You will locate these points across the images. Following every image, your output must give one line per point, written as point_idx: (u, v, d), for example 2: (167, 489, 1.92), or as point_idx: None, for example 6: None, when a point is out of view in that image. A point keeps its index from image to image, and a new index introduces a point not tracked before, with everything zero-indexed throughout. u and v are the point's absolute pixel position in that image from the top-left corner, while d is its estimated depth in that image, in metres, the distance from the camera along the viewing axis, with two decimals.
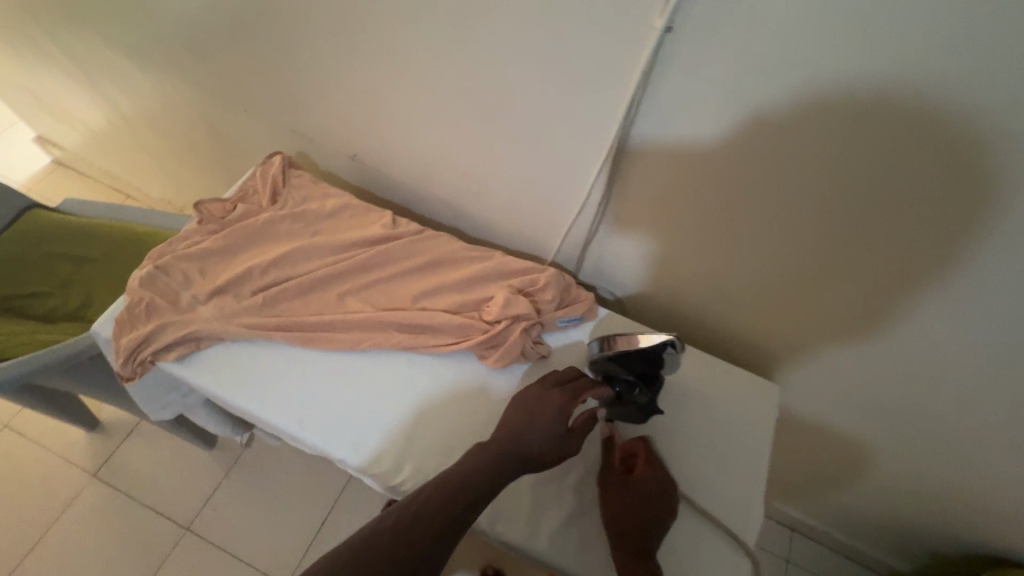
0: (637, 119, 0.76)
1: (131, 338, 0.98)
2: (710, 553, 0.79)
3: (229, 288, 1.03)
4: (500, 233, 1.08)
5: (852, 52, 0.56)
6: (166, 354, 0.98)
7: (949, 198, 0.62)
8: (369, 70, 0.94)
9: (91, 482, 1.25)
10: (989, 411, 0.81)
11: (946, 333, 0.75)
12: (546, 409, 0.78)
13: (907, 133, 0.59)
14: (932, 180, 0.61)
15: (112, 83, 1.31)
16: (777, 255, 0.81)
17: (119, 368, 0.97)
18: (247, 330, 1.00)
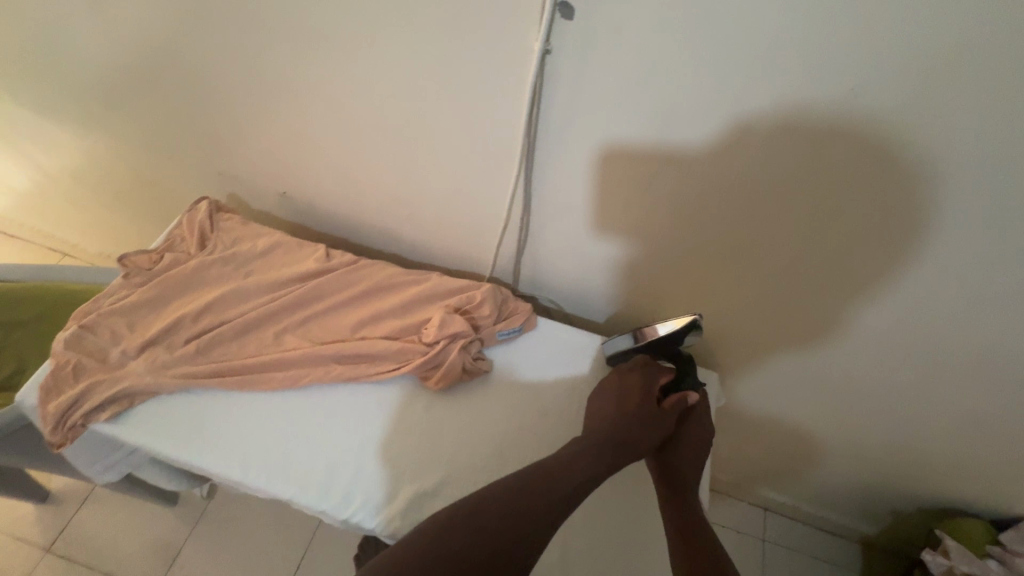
0: (543, 117, 0.72)
1: (60, 401, 0.72)
2: None
3: (81, 340, 0.76)
4: (432, 256, 1.03)
5: (731, 48, 0.57)
6: (98, 416, 0.72)
7: (856, 186, 0.64)
8: (257, 105, 0.89)
9: (47, 556, 1.35)
10: (925, 372, 0.84)
11: (900, 307, 0.76)
12: (635, 395, 0.72)
13: (798, 123, 0.61)
14: (835, 175, 0.64)
15: (22, 140, 1.25)
16: (708, 258, 0.82)
17: (46, 436, 0.71)
18: (96, 398, 0.72)
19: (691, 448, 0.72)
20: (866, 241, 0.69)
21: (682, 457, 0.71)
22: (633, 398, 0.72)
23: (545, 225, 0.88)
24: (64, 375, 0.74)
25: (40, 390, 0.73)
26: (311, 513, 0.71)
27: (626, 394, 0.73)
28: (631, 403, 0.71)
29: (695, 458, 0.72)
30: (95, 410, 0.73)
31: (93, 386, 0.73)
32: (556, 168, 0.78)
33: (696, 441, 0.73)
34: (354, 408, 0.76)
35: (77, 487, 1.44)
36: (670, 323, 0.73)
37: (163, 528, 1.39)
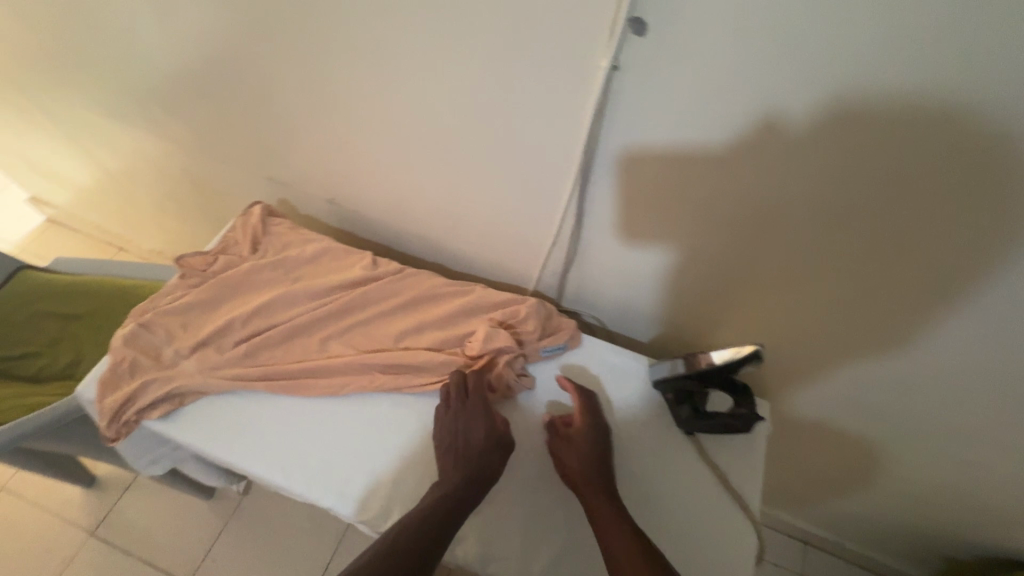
0: (603, 134, 0.71)
1: (116, 397, 0.75)
2: None
3: (138, 338, 0.78)
4: (476, 266, 1.03)
5: (814, 66, 0.54)
6: (152, 413, 0.75)
7: (940, 214, 0.60)
8: (313, 113, 0.91)
9: (90, 540, 1.40)
10: (999, 413, 0.78)
11: (978, 341, 0.70)
12: (477, 421, 0.71)
13: (881, 147, 0.58)
14: (915, 201, 0.60)
15: (90, 140, 1.31)
16: (765, 282, 0.79)
17: (101, 430, 0.74)
18: (149, 395, 0.74)
19: (581, 449, 0.70)
20: (945, 274, 0.65)
21: (575, 463, 0.69)
22: (478, 426, 0.71)
23: (593, 240, 0.86)
24: (120, 371, 0.76)
25: (98, 384, 0.76)
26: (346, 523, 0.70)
27: (467, 423, 0.71)
28: (475, 429, 0.71)
29: (591, 455, 0.70)
30: (148, 406, 0.75)
31: (147, 383, 0.75)
32: (610, 184, 0.77)
33: (582, 440, 0.71)
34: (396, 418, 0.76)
35: (120, 474, 1.49)
36: (725, 352, 0.67)
37: (198, 520, 1.43)
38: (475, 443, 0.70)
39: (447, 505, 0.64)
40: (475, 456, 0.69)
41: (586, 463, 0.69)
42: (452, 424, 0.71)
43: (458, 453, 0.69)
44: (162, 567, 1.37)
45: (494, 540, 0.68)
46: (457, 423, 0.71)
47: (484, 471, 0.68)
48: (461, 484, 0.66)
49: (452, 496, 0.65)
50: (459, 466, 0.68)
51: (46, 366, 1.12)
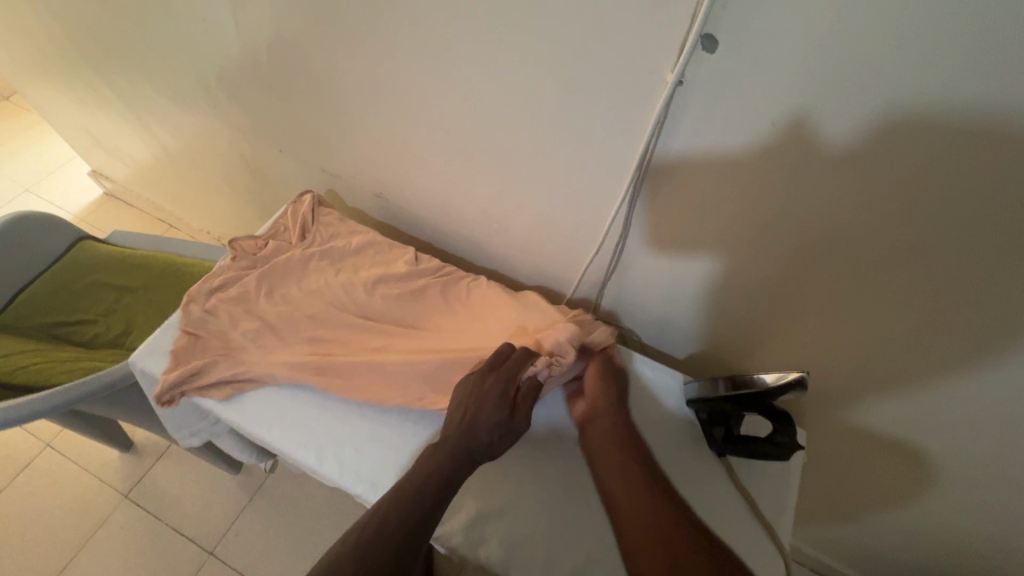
0: (660, 147, 0.71)
1: (181, 370, 0.77)
2: None
3: (204, 322, 0.82)
4: (516, 271, 1.04)
5: (883, 93, 0.53)
6: (209, 388, 0.77)
7: (1010, 255, 0.57)
8: (368, 109, 0.94)
9: (123, 502, 1.46)
10: None
11: None
12: (490, 397, 0.70)
13: (957, 182, 0.55)
14: (985, 240, 0.58)
15: (155, 123, 1.38)
16: (814, 309, 0.77)
17: (159, 396, 0.76)
18: (218, 372, 0.78)
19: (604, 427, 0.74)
20: (1010, 320, 0.62)
21: (599, 440, 0.73)
22: (488, 405, 0.69)
23: (634, 254, 0.86)
24: (192, 348, 0.79)
25: (168, 358, 0.79)
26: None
27: (479, 398, 0.70)
28: (483, 412, 0.69)
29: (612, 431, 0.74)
30: (214, 385, 0.78)
31: (214, 362, 0.79)
32: (662, 198, 0.77)
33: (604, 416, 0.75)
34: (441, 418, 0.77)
35: (155, 442, 1.56)
36: (769, 375, 0.66)
37: (224, 493, 1.48)
38: (481, 418, 0.69)
39: (442, 478, 0.64)
40: (476, 433, 0.67)
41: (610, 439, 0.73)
42: (461, 401, 0.70)
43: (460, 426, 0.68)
44: (187, 535, 1.42)
45: (517, 544, 0.68)
46: (472, 397, 0.71)
47: (482, 445, 0.67)
48: (456, 459, 0.66)
49: (444, 473, 0.64)
50: (456, 438, 0.67)
51: (99, 334, 1.17)
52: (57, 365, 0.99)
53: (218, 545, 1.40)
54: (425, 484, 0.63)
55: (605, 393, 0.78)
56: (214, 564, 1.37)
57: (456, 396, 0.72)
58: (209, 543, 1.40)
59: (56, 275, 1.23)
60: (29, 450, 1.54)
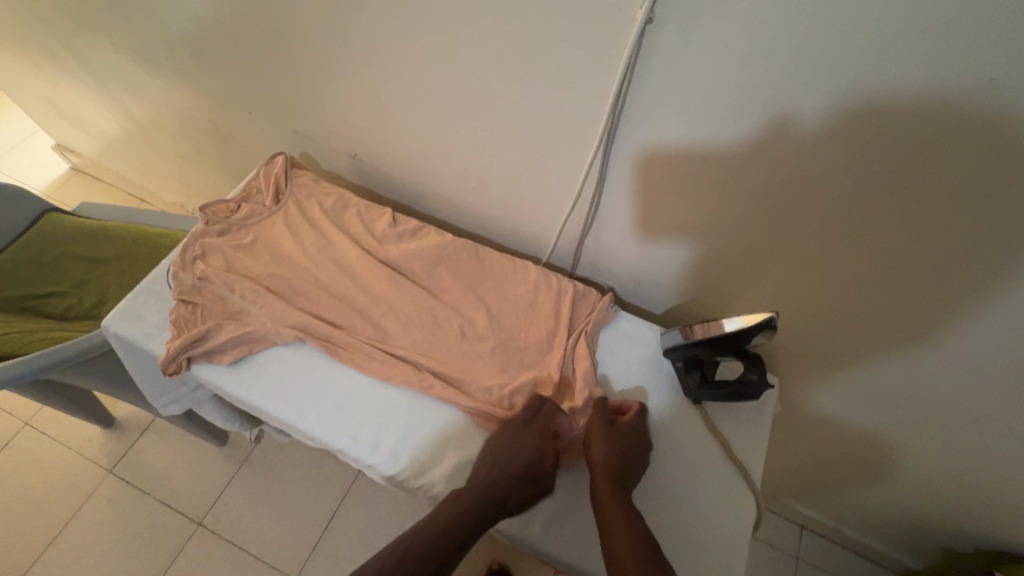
0: (633, 91, 0.69)
1: (185, 336, 0.75)
2: (724, 554, 0.69)
3: (199, 289, 0.80)
4: (496, 232, 1.04)
5: (848, 28, 0.52)
6: (204, 351, 0.76)
7: (971, 192, 0.58)
8: (337, 65, 0.91)
9: (108, 476, 1.46)
10: (997, 403, 0.78)
11: (990, 328, 0.69)
12: (525, 449, 0.68)
13: (926, 115, 0.54)
14: (947, 179, 0.58)
15: (118, 88, 1.33)
16: (788, 257, 0.77)
17: (167, 364, 0.74)
18: (223, 335, 0.76)
19: (616, 498, 0.63)
20: (977, 259, 0.62)
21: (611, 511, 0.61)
22: (523, 454, 0.67)
23: (610, 209, 0.86)
24: (191, 315, 0.77)
25: (170, 325, 0.76)
26: (395, 482, 0.71)
27: (513, 449, 0.68)
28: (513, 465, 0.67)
29: (615, 496, 0.63)
30: (221, 347, 0.76)
31: (219, 326, 0.77)
32: (635, 148, 0.76)
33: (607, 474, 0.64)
34: (448, 373, 0.77)
35: (138, 418, 1.54)
36: (735, 319, 0.66)
37: (211, 465, 1.48)
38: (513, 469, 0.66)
39: (460, 529, 0.62)
40: (507, 483, 0.65)
41: (614, 511, 0.61)
42: (493, 450, 0.68)
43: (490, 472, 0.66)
44: (175, 508, 1.42)
45: None
46: (504, 447, 0.68)
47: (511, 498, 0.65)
48: (482, 512, 0.63)
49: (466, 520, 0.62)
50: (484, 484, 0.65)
51: (71, 307, 1.14)
52: (30, 336, 0.98)
53: (207, 515, 1.41)
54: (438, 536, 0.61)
55: (610, 448, 0.67)
56: (204, 534, 1.39)
57: (493, 443, 0.70)
58: (197, 514, 1.41)
59: (23, 249, 1.19)
60: (8, 429, 1.51)
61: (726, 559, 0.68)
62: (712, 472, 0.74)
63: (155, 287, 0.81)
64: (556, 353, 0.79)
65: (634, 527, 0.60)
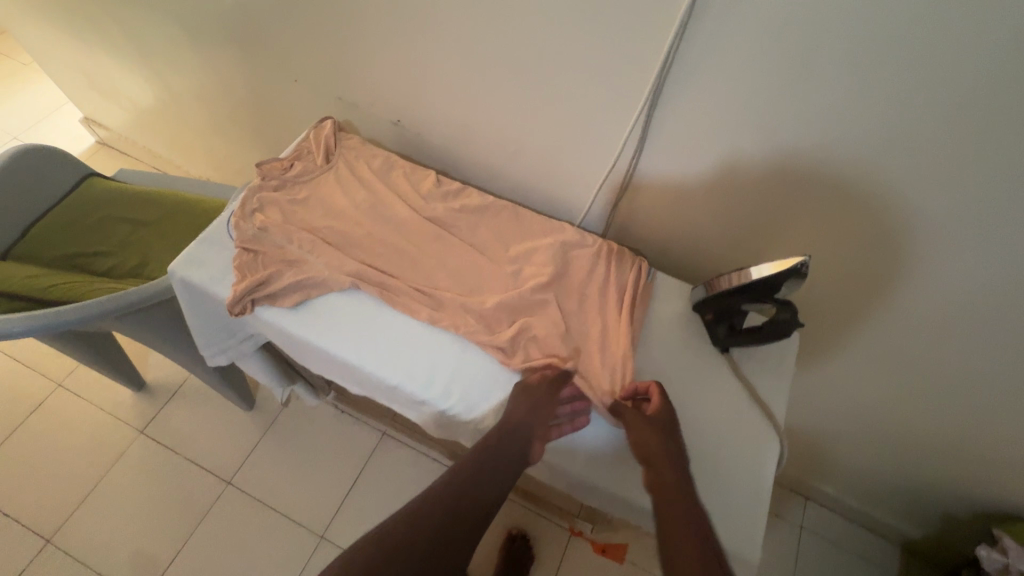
0: (682, 50, 0.74)
1: (249, 280, 0.80)
2: (752, 484, 0.75)
3: (259, 239, 0.85)
4: (529, 199, 1.09)
5: None
6: (265, 295, 0.81)
7: (982, 137, 0.65)
8: (389, 33, 0.96)
9: (140, 436, 1.51)
10: (1000, 350, 0.85)
11: (998, 272, 0.76)
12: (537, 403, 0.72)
13: (959, 64, 0.61)
14: (962, 126, 0.65)
15: (161, 58, 1.38)
16: (811, 212, 0.84)
17: (233, 306, 0.79)
18: (284, 281, 0.81)
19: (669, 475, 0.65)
20: (987, 202, 0.70)
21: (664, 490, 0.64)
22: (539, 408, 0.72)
23: (644, 173, 0.92)
24: (252, 262, 0.82)
25: (234, 271, 0.82)
26: (445, 417, 0.77)
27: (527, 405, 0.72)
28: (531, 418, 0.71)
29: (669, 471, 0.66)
30: (282, 292, 0.81)
31: (280, 272, 0.82)
32: (674, 110, 0.82)
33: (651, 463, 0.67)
34: (494, 321, 0.82)
35: (167, 381, 1.59)
36: (767, 266, 0.71)
37: (239, 428, 1.53)
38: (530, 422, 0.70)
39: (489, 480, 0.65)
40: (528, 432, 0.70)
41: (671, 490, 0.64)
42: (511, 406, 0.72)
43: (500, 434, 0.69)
44: (204, 467, 1.47)
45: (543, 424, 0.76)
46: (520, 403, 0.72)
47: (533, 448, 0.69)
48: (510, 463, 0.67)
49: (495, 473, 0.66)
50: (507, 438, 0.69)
51: (117, 265, 1.19)
52: (86, 285, 1.02)
53: (236, 475, 1.46)
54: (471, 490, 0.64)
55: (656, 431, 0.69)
56: (233, 492, 1.44)
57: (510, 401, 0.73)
58: (227, 473, 1.46)
59: (69, 210, 1.24)
60: (41, 389, 1.56)
61: (754, 488, 0.74)
62: (738, 413, 0.80)
63: (216, 237, 0.86)
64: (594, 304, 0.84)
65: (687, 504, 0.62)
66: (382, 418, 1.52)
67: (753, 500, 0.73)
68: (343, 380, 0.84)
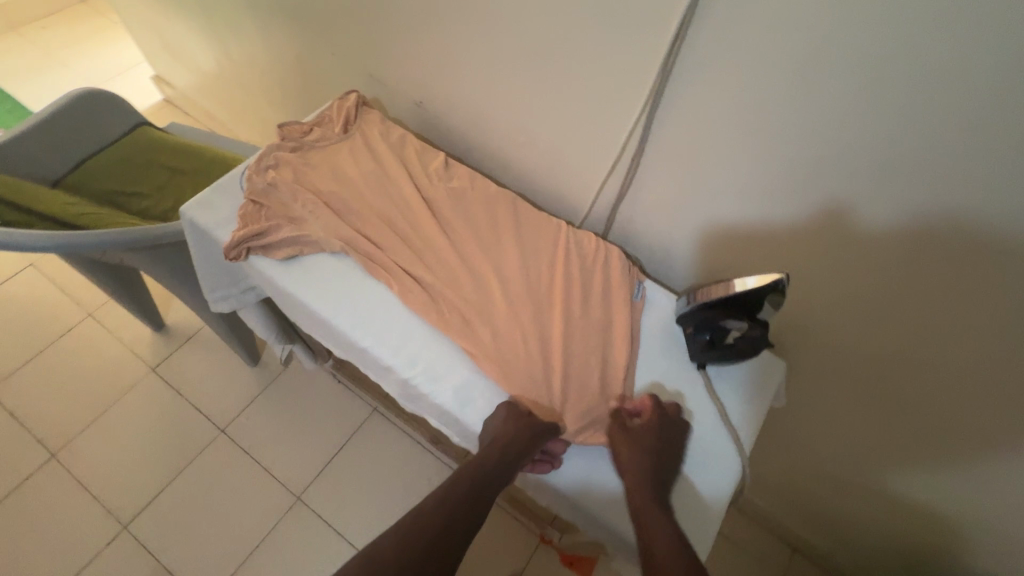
0: (685, 57, 0.74)
1: (249, 229, 0.85)
2: (702, 502, 0.73)
3: (268, 192, 0.89)
4: (537, 194, 1.10)
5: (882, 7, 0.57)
6: (260, 245, 0.85)
7: (983, 173, 0.62)
8: (418, 16, 1.00)
9: (151, 373, 1.59)
10: (998, 409, 0.79)
11: (997, 320, 0.71)
12: (525, 444, 0.69)
13: (964, 88, 0.58)
14: (962, 160, 0.62)
15: (223, 24, 1.48)
16: (804, 241, 0.81)
17: (230, 249, 0.84)
18: (280, 234, 0.85)
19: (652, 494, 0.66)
20: (984, 245, 0.66)
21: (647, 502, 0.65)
22: (525, 447, 0.69)
23: (646, 179, 0.91)
24: (256, 213, 0.87)
25: (238, 218, 0.87)
26: (410, 386, 0.79)
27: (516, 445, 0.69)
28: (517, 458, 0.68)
29: (649, 488, 0.67)
30: (277, 244, 0.86)
31: (279, 226, 0.86)
32: (675, 119, 0.81)
33: (637, 470, 0.68)
34: (472, 301, 0.83)
35: (184, 327, 1.68)
36: (751, 278, 0.69)
37: (241, 381, 1.60)
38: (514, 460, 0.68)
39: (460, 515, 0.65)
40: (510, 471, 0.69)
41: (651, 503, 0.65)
42: (499, 442, 0.69)
43: (500, 468, 0.68)
44: (202, 412, 1.54)
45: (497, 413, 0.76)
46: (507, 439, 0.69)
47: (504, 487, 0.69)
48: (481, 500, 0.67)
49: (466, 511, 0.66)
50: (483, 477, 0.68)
51: (151, 207, 1.27)
52: (116, 218, 1.10)
53: (230, 424, 1.53)
54: (444, 526, 0.63)
55: (644, 450, 0.70)
56: (224, 441, 1.50)
57: (498, 437, 0.70)
58: (222, 422, 1.53)
59: (119, 152, 1.34)
60: (74, 316, 1.68)
61: (702, 506, 0.72)
62: (702, 431, 0.78)
63: (230, 186, 0.92)
64: (576, 300, 0.84)
65: (666, 518, 0.64)
66: (376, 394, 1.55)
67: (699, 519, 0.72)
68: (324, 337, 0.88)
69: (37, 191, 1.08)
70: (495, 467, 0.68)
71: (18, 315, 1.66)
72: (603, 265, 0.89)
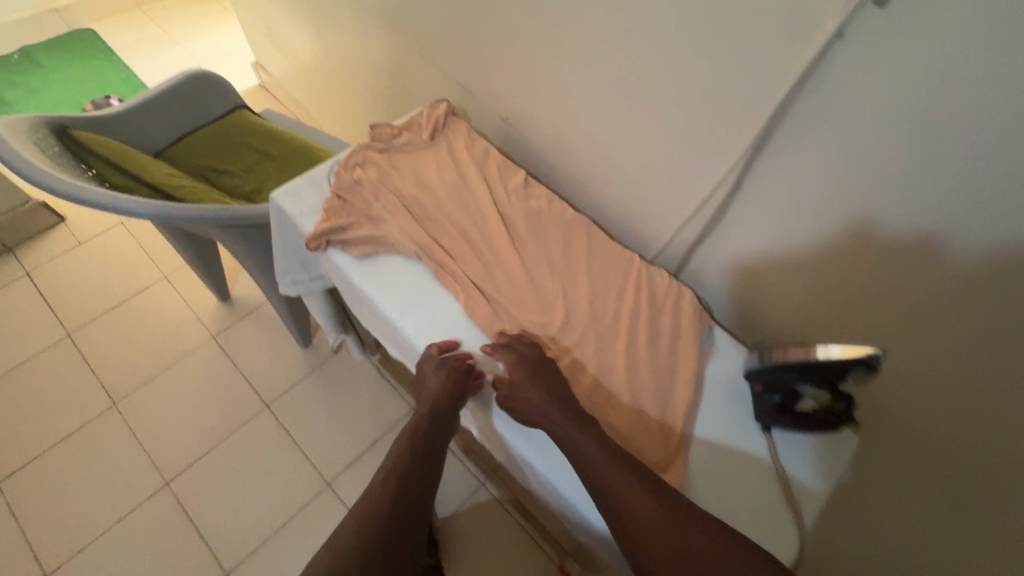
0: (794, 108, 0.71)
1: (331, 222, 0.87)
2: None
3: (353, 189, 0.92)
4: (610, 221, 1.09)
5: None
6: (338, 240, 0.88)
7: None
8: (517, 36, 1.01)
9: (210, 340, 1.67)
10: None
11: None
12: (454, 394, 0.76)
13: None
14: None
15: (326, 22, 1.55)
16: (909, 299, 0.75)
17: (312, 241, 0.87)
18: (359, 232, 0.88)
19: (577, 426, 0.69)
20: None
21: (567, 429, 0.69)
22: (454, 398, 0.76)
23: (730, 223, 0.88)
24: (339, 208, 0.90)
25: (322, 211, 0.90)
26: None
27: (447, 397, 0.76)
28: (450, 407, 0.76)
29: (569, 419, 0.70)
30: (355, 241, 0.88)
31: (359, 223, 0.89)
32: (772, 167, 0.78)
33: (546, 407, 0.71)
34: (535, 324, 0.82)
35: (247, 301, 1.76)
36: (837, 348, 0.65)
37: (291, 361, 1.65)
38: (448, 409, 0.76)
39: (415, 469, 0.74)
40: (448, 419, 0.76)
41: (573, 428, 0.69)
42: (433, 399, 0.75)
43: (440, 416, 0.76)
44: (251, 385, 1.60)
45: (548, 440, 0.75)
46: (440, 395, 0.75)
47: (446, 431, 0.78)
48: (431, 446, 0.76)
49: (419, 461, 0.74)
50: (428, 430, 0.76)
51: (238, 185, 1.34)
52: (207, 194, 1.16)
53: (275, 401, 1.58)
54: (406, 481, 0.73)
55: (539, 385, 0.72)
56: (267, 416, 1.55)
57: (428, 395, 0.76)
58: (268, 397, 1.58)
59: (217, 131, 1.43)
60: (151, 276, 1.79)
61: None
62: (760, 496, 0.73)
63: (319, 179, 0.95)
64: (642, 339, 0.82)
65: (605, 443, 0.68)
66: None
67: None
68: (386, 338, 0.90)
69: (142, 160, 1.16)
70: (433, 422, 0.77)
71: (104, 269, 1.79)
72: (673, 306, 0.86)
